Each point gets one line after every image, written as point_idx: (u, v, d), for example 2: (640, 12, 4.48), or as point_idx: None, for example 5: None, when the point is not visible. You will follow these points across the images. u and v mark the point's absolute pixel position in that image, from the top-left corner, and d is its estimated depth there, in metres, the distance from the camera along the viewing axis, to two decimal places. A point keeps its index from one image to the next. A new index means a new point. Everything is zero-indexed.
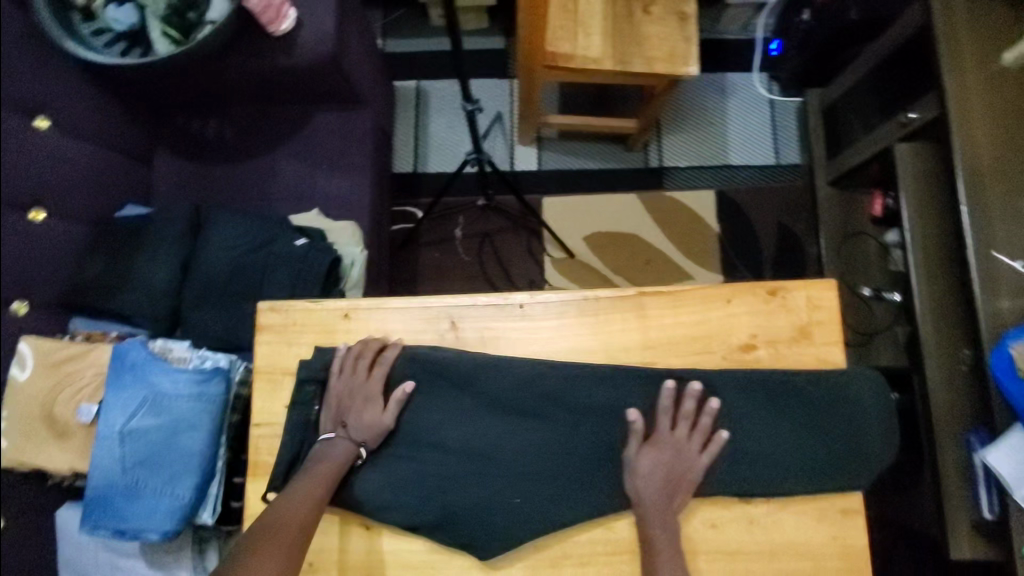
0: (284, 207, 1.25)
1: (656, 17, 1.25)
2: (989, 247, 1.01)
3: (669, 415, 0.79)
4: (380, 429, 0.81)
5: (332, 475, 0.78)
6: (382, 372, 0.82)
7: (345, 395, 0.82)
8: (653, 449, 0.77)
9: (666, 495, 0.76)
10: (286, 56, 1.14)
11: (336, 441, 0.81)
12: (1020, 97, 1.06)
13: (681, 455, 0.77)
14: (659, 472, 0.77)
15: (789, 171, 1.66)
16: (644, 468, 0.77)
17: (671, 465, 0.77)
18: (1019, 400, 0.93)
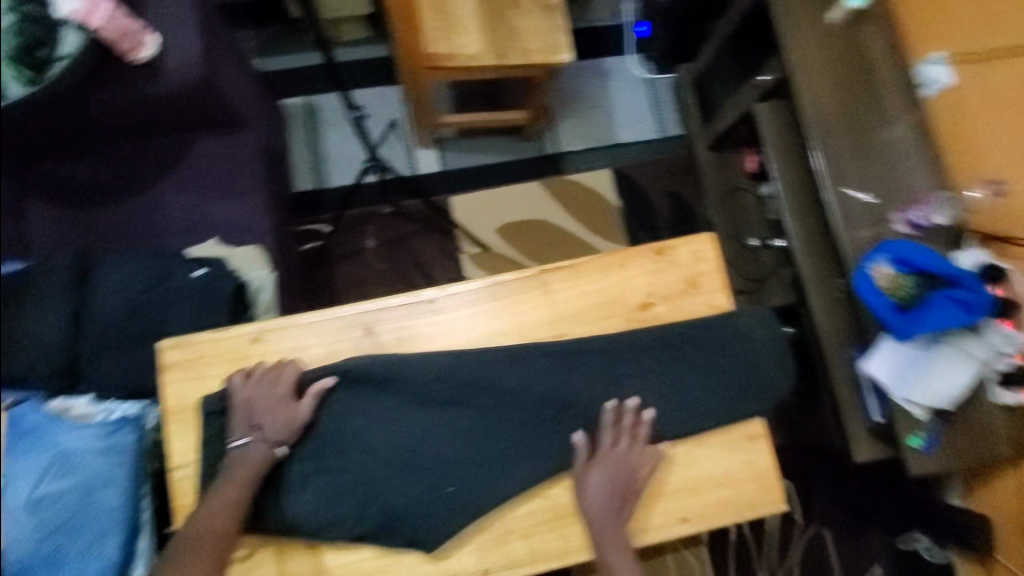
0: (177, 241, 1.20)
1: (524, 11, 1.30)
2: (840, 185, 1.15)
3: (610, 433, 0.83)
4: (297, 426, 0.82)
5: (252, 477, 0.78)
6: (292, 373, 0.82)
7: (255, 400, 0.81)
8: (599, 465, 0.81)
9: (614, 507, 0.81)
10: (156, 83, 1.09)
11: (251, 444, 0.80)
12: (846, 51, 1.20)
13: (625, 466, 0.82)
14: (605, 486, 0.81)
15: (673, 142, 1.78)
16: (591, 484, 0.81)
17: (616, 477, 0.81)
18: (882, 312, 1.07)
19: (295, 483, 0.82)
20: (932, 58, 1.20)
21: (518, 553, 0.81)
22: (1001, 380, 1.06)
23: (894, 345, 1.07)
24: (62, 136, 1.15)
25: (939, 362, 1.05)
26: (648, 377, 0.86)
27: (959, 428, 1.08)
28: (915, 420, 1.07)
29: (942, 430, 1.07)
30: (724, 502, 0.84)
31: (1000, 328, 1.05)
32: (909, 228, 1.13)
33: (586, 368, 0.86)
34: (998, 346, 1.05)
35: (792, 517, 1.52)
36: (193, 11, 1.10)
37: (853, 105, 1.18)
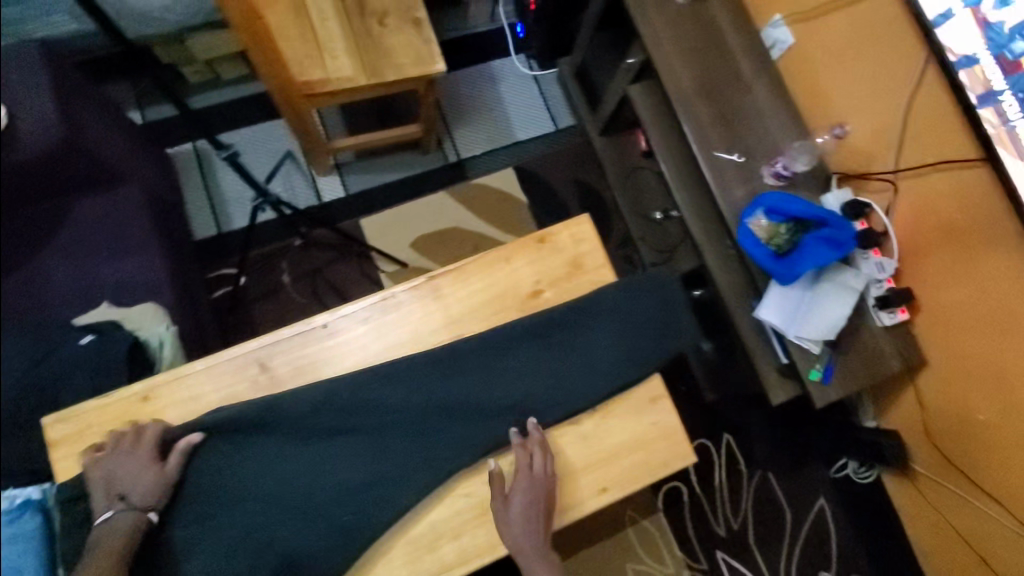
0: (69, 311, 1.13)
1: (393, 28, 1.32)
2: (711, 150, 1.23)
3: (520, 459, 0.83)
4: (165, 486, 0.81)
5: (120, 549, 0.76)
6: (152, 435, 0.82)
7: (116, 470, 0.79)
8: (515, 493, 0.81)
9: (537, 532, 0.81)
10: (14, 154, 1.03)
11: (117, 514, 0.78)
12: (696, 26, 1.29)
13: (542, 488, 0.82)
14: (527, 513, 0.81)
15: (568, 132, 1.84)
16: (513, 513, 0.81)
17: (534, 501, 0.81)
18: (763, 261, 1.15)
19: (180, 551, 0.81)
20: (774, 21, 1.29)
21: (449, 555, 0.82)
22: (879, 304, 1.15)
23: (780, 290, 1.16)
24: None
25: (822, 298, 1.14)
26: (546, 362, 0.90)
27: (853, 355, 1.15)
28: (812, 354, 1.15)
29: (835, 357, 1.15)
30: (636, 465, 0.88)
31: (874, 257, 1.16)
32: (777, 178, 1.21)
33: (486, 362, 0.89)
34: (873, 273, 1.15)
35: (737, 467, 1.59)
36: (43, 74, 1.06)
37: (711, 74, 1.27)
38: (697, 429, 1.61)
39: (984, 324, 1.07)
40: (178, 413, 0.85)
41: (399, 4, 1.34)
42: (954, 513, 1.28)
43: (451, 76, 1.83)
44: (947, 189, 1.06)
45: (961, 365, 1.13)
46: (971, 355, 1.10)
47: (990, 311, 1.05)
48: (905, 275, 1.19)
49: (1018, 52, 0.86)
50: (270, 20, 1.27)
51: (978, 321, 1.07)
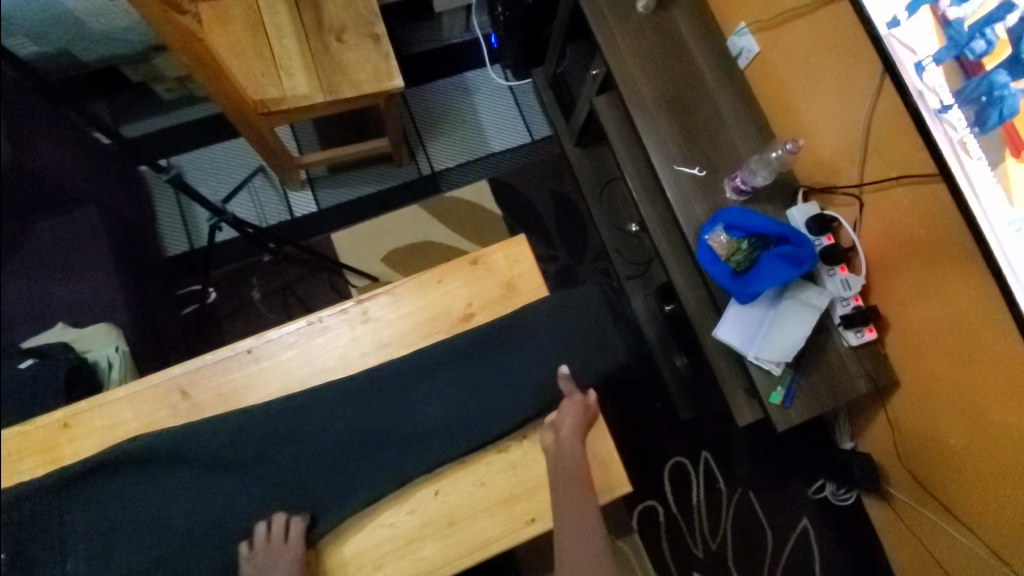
0: (21, 333, 1.13)
1: (352, 44, 1.30)
2: (671, 163, 1.19)
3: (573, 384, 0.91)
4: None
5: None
6: (297, 534, 0.81)
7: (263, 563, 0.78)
8: (569, 406, 0.88)
9: (581, 444, 0.86)
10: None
11: None
12: (658, 36, 1.25)
13: (587, 411, 0.88)
14: (576, 425, 0.86)
15: (545, 143, 1.81)
16: (565, 425, 0.86)
17: (579, 423, 0.87)
18: (721, 278, 1.11)
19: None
20: (739, 29, 1.25)
21: None
22: (844, 323, 1.11)
23: (738, 308, 1.13)
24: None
25: (784, 318, 1.09)
26: (468, 388, 0.92)
27: (816, 375, 1.11)
28: (774, 375, 1.11)
29: (798, 379, 1.11)
30: None
31: (840, 274, 1.11)
32: (736, 193, 1.15)
33: (414, 387, 0.91)
34: (839, 292, 1.11)
35: (716, 485, 1.54)
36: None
37: (673, 86, 1.23)
38: (674, 445, 1.56)
39: (949, 344, 1.02)
40: (96, 440, 0.85)
41: (358, 20, 1.32)
42: (935, 539, 1.23)
43: (424, 87, 1.80)
44: (905, 203, 1.02)
45: (929, 386, 1.09)
46: (940, 376, 1.06)
47: (947, 330, 1.01)
48: (874, 293, 1.16)
49: (979, 52, 0.82)
50: (227, 38, 1.27)
51: (943, 341, 1.03)
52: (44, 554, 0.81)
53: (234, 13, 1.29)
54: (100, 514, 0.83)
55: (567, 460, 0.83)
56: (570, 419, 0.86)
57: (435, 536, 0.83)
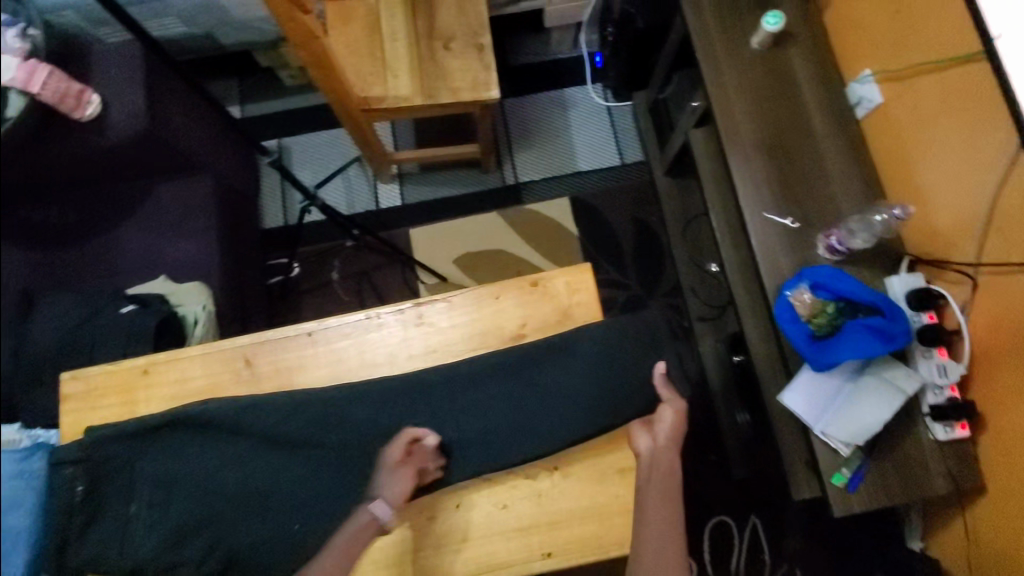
0: (131, 278, 1.27)
1: (456, 52, 1.35)
2: (761, 210, 1.12)
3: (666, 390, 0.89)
4: (392, 477, 0.79)
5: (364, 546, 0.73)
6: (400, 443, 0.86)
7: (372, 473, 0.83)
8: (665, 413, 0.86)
9: (674, 454, 0.83)
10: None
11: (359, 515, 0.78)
12: (768, 76, 1.19)
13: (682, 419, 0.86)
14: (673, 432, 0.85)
15: (635, 169, 1.77)
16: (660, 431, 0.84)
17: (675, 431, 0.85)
18: (797, 340, 1.03)
19: (138, 530, 0.83)
20: (862, 77, 1.16)
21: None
22: (933, 414, 1.01)
23: (812, 375, 1.04)
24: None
25: (862, 396, 1.00)
26: (510, 406, 0.90)
27: (888, 463, 1.02)
28: (840, 455, 1.02)
29: (868, 466, 1.01)
30: (591, 535, 0.83)
31: (938, 357, 1.01)
32: (830, 252, 1.08)
33: (450, 400, 0.90)
34: (932, 378, 1.01)
35: (760, 555, 1.44)
36: (139, 68, 1.19)
37: (777, 129, 1.16)
38: (720, 503, 1.48)
39: None
40: (168, 393, 0.89)
41: (466, 30, 1.37)
42: None
43: (523, 98, 1.82)
44: None
45: (1019, 498, 0.96)
46: None
47: None
48: (974, 386, 1.03)
49: None
50: (345, 37, 1.36)
51: None
52: (113, 490, 0.85)
53: (355, 14, 1.37)
54: (156, 468, 0.85)
55: (659, 469, 0.81)
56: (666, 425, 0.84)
57: (451, 548, 0.83)
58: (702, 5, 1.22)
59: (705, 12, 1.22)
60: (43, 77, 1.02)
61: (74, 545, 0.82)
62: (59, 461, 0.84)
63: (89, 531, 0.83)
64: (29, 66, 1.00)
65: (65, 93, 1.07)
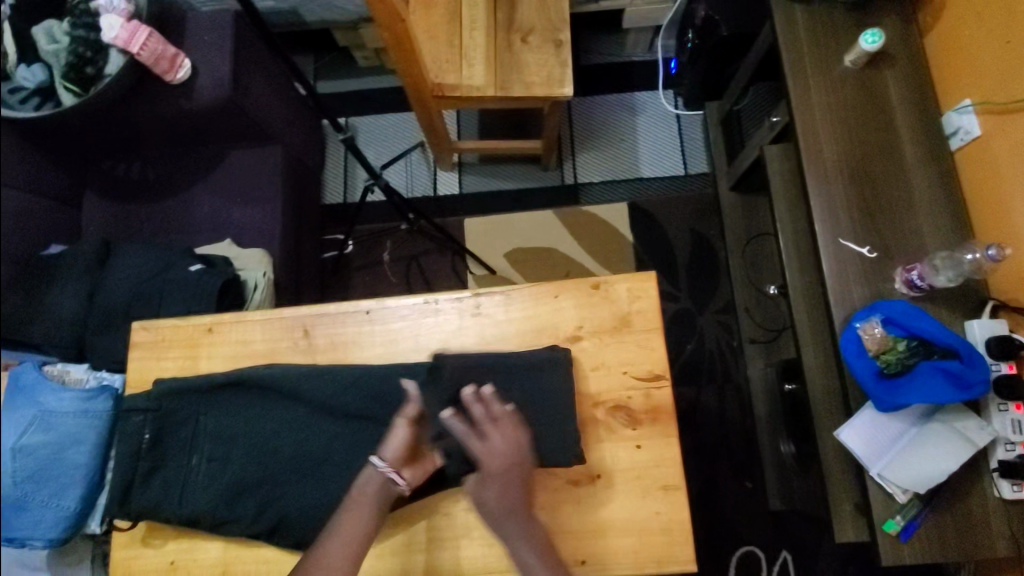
0: (200, 238, 1.32)
1: (534, 46, 1.34)
2: (836, 235, 1.07)
3: (495, 425, 0.77)
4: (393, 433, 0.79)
5: (365, 501, 0.76)
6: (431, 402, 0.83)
7: None
8: (490, 464, 0.75)
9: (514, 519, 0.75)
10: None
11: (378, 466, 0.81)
12: (859, 96, 1.14)
13: (514, 449, 0.77)
14: (502, 479, 0.75)
15: (699, 180, 1.72)
16: (486, 487, 0.75)
17: (511, 475, 0.75)
18: (862, 375, 0.98)
19: (199, 481, 0.82)
20: (961, 105, 1.09)
21: (409, 565, 0.83)
22: (1001, 471, 0.95)
23: (875, 415, 0.99)
24: (18, 154, 1.19)
25: (927, 444, 0.96)
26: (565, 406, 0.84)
27: (948, 515, 0.96)
28: (896, 501, 0.96)
29: (925, 516, 0.95)
30: (628, 549, 0.81)
31: (1014, 412, 0.95)
32: (908, 287, 1.02)
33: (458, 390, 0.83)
34: (1006, 432, 0.95)
35: None
36: (229, 38, 1.22)
37: (862, 153, 1.11)
38: (751, 533, 1.44)
39: None
40: (228, 352, 0.90)
41: (546, 24, 1.36)
42: None
43: (592, 98, 1.80)
44: None
45: None
46: None
47: None
48: None
49: None
50: (426, 22, 1.36)
51: None
52: (177, 442, 0.84)
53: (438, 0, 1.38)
54: (216, 424, 0.85)
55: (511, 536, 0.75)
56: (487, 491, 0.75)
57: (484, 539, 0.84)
58: (796, 16, 1.17)
59: (799, 24, 1.17)
60: (141, 37, 1.10)
61: (137, 489, 0.81)
62: (129, 407, 0.83)
63: (154, 475, 0.82)
64: (131, 27, 1.09)
65: (161, 56, 1.13)
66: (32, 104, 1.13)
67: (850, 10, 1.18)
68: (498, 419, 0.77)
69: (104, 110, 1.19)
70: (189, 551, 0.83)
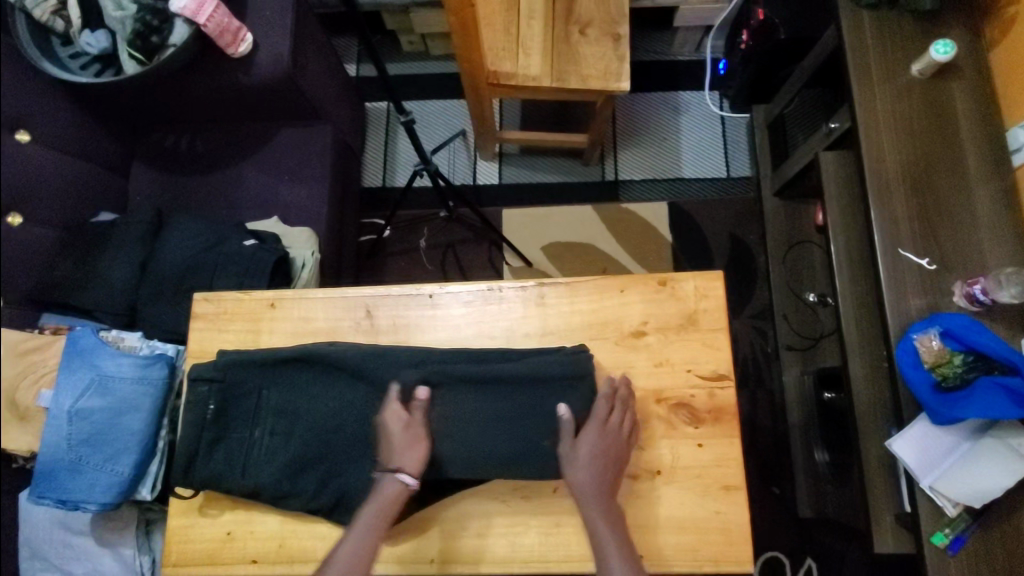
0: (248, 214, 1.33)
1: (592, 38, 1.33)
2: (896, 246, 1.06)
3: (612, 405, 0.81)
4: (411, 447, 0.77)
5: (390, 514, 0.75)
6: (418, 417, 0.79)
7: (390, 436, 0.77)
8: (592, 436, 0.77)
9: (600, 497, 0.75)
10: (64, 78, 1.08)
11: (383, 479, 0.76)
12: (926, 106, 1.13)
13: (622, 430, 0.80)
14: (603, 456, 0.77)
15: (741, 183, 1.71)
16: (582, 452, 0.76)
17: (608, 458, 0.77)
18: (918, 387, 0.98)
19: (261, 455, 0.82)
20: None
21: (464, 549, 0.84)
22: None
23: (928, 426, 0.99)
24: (72, 119, 1.20)
25: (982, 457, 0.96)
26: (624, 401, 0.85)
27: (997, 532, 0.96)
28: (944, 515, 0.97)
29: (974, 530, 0.95)
30: (687, 547, 0.81)
31: None
32: (969, 301, 1.02)
33: (502, 385, 0.82)
34: None
35: None
36: (290, 13, 1.21)
37: (926, 164, 1.10)
38: (778, 538, 1.44)
39: None
40: (291, 328, 0.90)
41: (605, 18, 1.34)
42: None
43: (637, 95, 1.78)
44: None
45: None
46: None
47: None
48: None
49: None
50: (484, 9, 1.35)
51: None
52: (240, 414, 0.85)
53: None
54: (280, 400, 0.85)
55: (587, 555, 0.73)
56: (585, 472, 0.75)
57: (540, 530, 0.84)
58: (863, 22, 1.16)
59: (865, 31, 1.16)
60: (209, 8, 1.09)
61: (201, 460, 0.82)
62: (196, 376, 0.84)
63: (216, 448, 0.83)
64: None
65: (225, 29, 1.12)
66: (93, 70, 1.15)
67: (918, 18, 1.16)
68: (618, 399, 0.81)
69: (166, 81, 1.20)
70: (249, 521, 0.84)
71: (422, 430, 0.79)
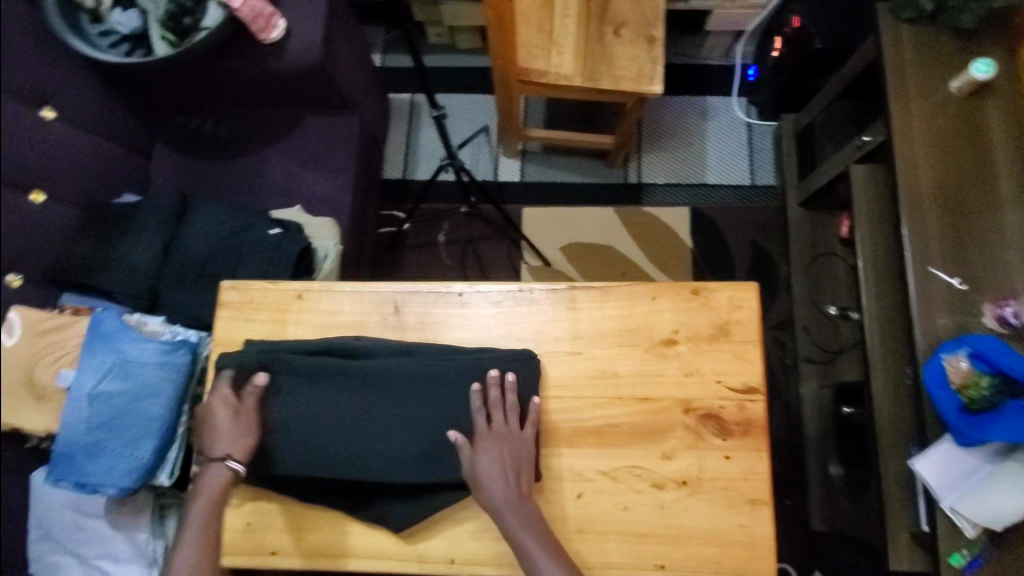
0: (270, 201, 1.32)
1: (626, 39, 1.31)
2: (926, 264, 1.05)
3: (500, 408, 0.80)
4: (241, 432, 0.80)
5: (215, 503, 0.79)
6: (247, 404, 0.81)
7: (218, 428, 0.80)
8: (487, 450, 0.78)
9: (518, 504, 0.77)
10: (89, 54, 1.07)
11: (211, 469, 0.79)
12: (962, 123, 1.11)
13: (516, 434, 0.80)
14: (499, 466, 0.77)
15: (765, 192, 1.70)
16: (483, 464, 0.77)
17: (504, 455, 0.78)
18: (946, 408, 0.96)
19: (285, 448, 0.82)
20: None
21: (484, 550, 0.84)
22: None
23: (951, 447, 0.98)
24: (98, 98, 1.19)
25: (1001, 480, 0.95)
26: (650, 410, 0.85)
27: (1014, 556, 0.96)
28: (962, 536, 0.96)
29: (990, 552, 0.95)
30: (709, 558, 0.81)
31: None
32: (999, 323, 1.01)
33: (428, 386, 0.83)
34: None
35: None
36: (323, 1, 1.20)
37: (960, 183, 1.08)
38: (787, 549, 1.43)
39: None
40: (318, 321, 0.90)
41: (640, 19, 1.33)
42: None
43: (663, 99, 1.77)
44: None
45: None
46: None
47: None
48: None
49: None
50: (519, 4, 1.34)
51: None
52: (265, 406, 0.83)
53: None
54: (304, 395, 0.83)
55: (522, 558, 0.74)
56: (497, 483, 0.77)
57: None
58: (903, 36, 1.14)
59: (904, 45, 1.14)
60: None
61: None
62: (222, 365, 0.84)
63: None
64: None
65: (259, 14, 1.11)
66: (122, 49, 1.14)
67: (959, 34, 1.15)
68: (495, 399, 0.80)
69: (198, 65, 1.20)
70: None
71: (253, 416, 0.82)
